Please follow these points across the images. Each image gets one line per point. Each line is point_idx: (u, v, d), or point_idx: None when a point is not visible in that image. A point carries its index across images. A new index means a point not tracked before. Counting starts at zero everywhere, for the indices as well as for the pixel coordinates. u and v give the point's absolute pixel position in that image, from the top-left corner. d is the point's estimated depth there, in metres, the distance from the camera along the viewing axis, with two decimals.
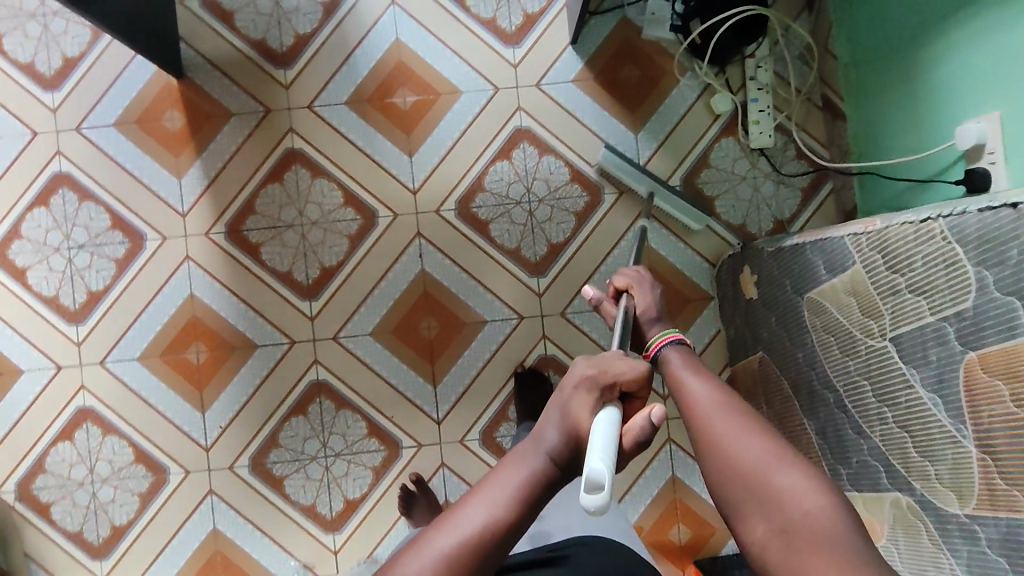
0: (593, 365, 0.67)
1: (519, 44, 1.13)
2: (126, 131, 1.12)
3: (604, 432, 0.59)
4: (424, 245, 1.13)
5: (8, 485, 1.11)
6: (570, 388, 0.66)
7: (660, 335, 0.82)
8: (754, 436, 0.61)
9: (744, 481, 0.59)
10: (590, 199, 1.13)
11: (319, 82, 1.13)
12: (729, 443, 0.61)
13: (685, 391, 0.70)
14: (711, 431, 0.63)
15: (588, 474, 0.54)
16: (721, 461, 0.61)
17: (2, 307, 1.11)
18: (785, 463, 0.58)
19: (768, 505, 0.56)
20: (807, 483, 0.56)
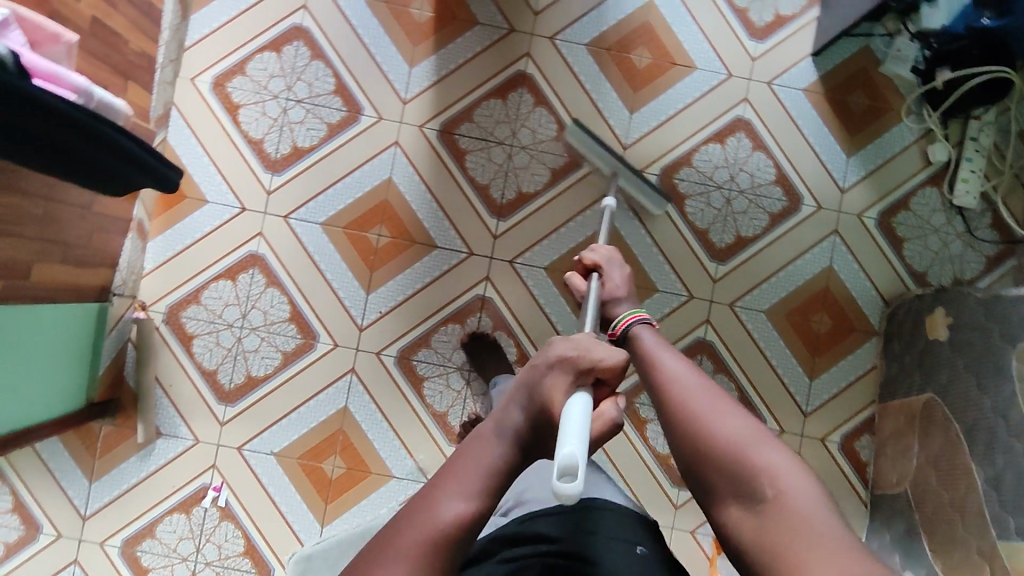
0: (573, 347, 0.66)
1: (763, 40, 1.15)
2: (373, 8, 1.14)
3: (579, 418, 0.58)
4: (620, 200, 1.15)
5: (158, 306, 1.11)
6: (545, 366, 0.65)
7: (627, 314, 0.86)
8: (733, 417, 0.64)
9: (724, 458, 0.61)
10: (788, 204, 1.15)
11: (567, 18, 1.15)
12: (711, 420, 0.64)
13: (661, 370, 0.72)
14: (694, 409, 0.66)
15: (561, 459, 0.53)
16: (700, 438, 0.63)
17: (206, 134, 1.12)
18: (762, 444, 0.61)
19: (745, 481, 0.59)
20: (784, 464, 0.59)
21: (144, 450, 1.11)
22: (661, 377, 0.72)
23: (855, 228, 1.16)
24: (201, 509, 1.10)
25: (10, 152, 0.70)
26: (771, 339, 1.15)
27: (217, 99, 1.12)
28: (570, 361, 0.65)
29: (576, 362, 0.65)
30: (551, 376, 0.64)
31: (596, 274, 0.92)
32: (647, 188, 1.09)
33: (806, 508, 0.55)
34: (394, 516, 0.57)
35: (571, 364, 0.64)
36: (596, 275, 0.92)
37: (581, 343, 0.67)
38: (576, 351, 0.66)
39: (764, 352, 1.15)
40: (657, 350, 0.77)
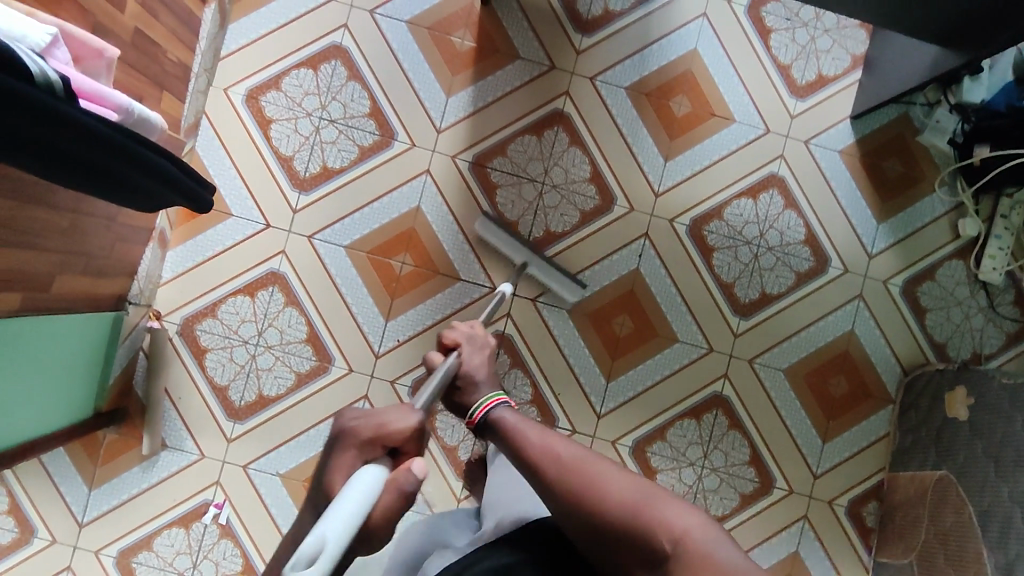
0: (360, 420, 0.63)
1: (804, 98, 1.15)
2: (415, 33, 1.12)
3: (354, 498, 0.54)
4: (647, 247, 1.14)
5: (173, 317, 1.10)
6: (333, 445, 0.63)
7: (487, 399, 0.77)
8: (614, 475, 0.59)
9: (619, 523, 0.55)
10: (815, 265, 1.15)
11: (610, 60, 1.14)
12: (589, 489, 0.58)
13: (526, 449, 0.65)
14: (569, 486, 0.59)
15: (311, 541, 0.49)
16: (590, 504, 0.57)
17: (236, 147, 1.11)
18: (653, 495, 0.56)
19: (644, 541, 0.53)
20: (681, 511, 0.54)
21: (148, 461, 1.10)
22: (526, 457, 0.65)
23: (880, 294, 1.16)
24: (200, 525, 1.10)
25: (55, 173, 0.68)
26: (786, 398, 1.15)
27: (250, 113, 1.11)
28: (353, 432, 0.62)
29: (360, 433, 0.62)
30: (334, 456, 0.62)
31: (453, 353, 0.85)
32: (558, 275, 1.08)
33: (706, 548, 0.51)
34: None
35: (355, 437, 0.61)
36: (453, 354, 0.85)
37: (376, 414, 0.63)
38: (363, 422, 0.62)
39: (780, 412, 1.14)
40: (517, 420, 0.71)
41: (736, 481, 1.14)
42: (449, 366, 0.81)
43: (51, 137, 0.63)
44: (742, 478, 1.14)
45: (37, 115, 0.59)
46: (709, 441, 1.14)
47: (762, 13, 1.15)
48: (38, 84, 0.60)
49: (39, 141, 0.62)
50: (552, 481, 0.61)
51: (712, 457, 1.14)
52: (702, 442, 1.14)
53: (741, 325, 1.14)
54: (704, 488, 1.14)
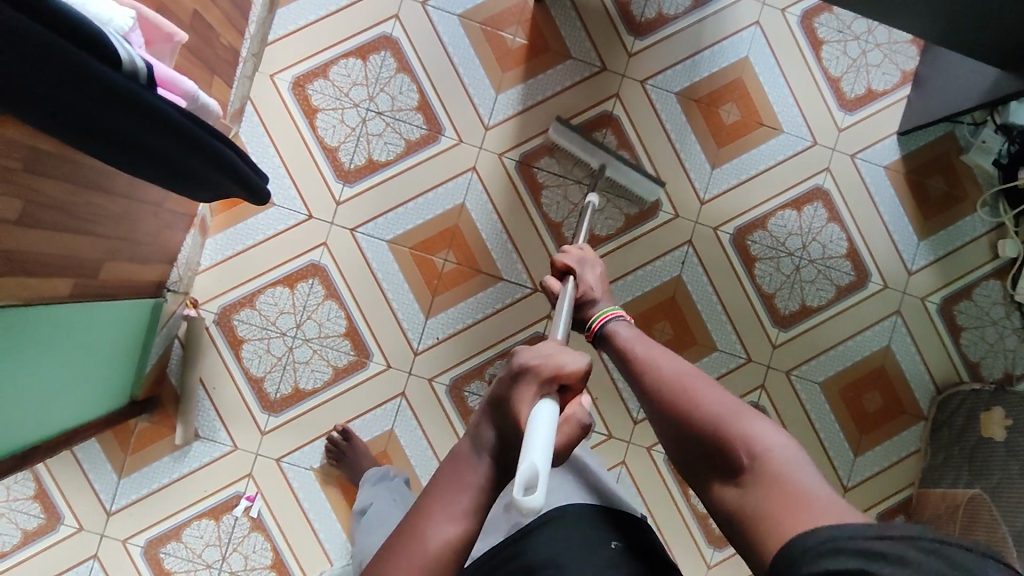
0: (537, 354, 0.55)
1: (852, 112, 1.15)
2: (467, 28, 1.11)
3: (546, 425, 0.49)
4: (690, 254, 1.14)
5: (210, 306, 1.08)
6: (509, 378, 0.55)
7: (601, 313, 0.86)
8: (714, 391, 0.62)
9: (707, 432, 0.58)
10: (855, 279, 1.15)
11: (662, 64, 1.13)
12: (688, 398, 0.62)
13: (645, 361, 0.71)
14: (672, 395, 0.64)
15: (525, 469, 0.44)
16: (681, 415, 0.62)
17: (280, 136, 1.08)
18: (744, 411, 0.59)
19: (725, 451, 0.56)
20: (768, 430, 0.56)
21: (180, 451, 1.08)
22: (643, 369, 0.71)
23: (917, 310, 1.16)
24: (231, 518, 1.08)
25: (119, 157, 0.66)
26: (821, 411, 1.15)
27: (296, 101, 1.09)
28: (534, 369, 0.54)
29: (541, 373, 0.54)
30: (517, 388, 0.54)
31: (571, 275, 0.90)
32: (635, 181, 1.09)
33: (785, 468, 0.52)
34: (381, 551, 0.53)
35: (537, 375, 0.53)
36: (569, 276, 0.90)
37: (551, 351, 0.56)
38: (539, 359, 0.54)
39: (814, 423, 1.15)
40: (630, 338, 0.78)
41: None
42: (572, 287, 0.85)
43: (123, 121, 0.61)
44: None
45: (115, 99, 0.58)
46: None
47: (815, 23, 1.14)
48: (119, 68, 0.58)
49: (110, 124, 0.60)
50: (660, 391, 0.66)
51: None
52: None
53: (780, 336, 1.15)
54: None
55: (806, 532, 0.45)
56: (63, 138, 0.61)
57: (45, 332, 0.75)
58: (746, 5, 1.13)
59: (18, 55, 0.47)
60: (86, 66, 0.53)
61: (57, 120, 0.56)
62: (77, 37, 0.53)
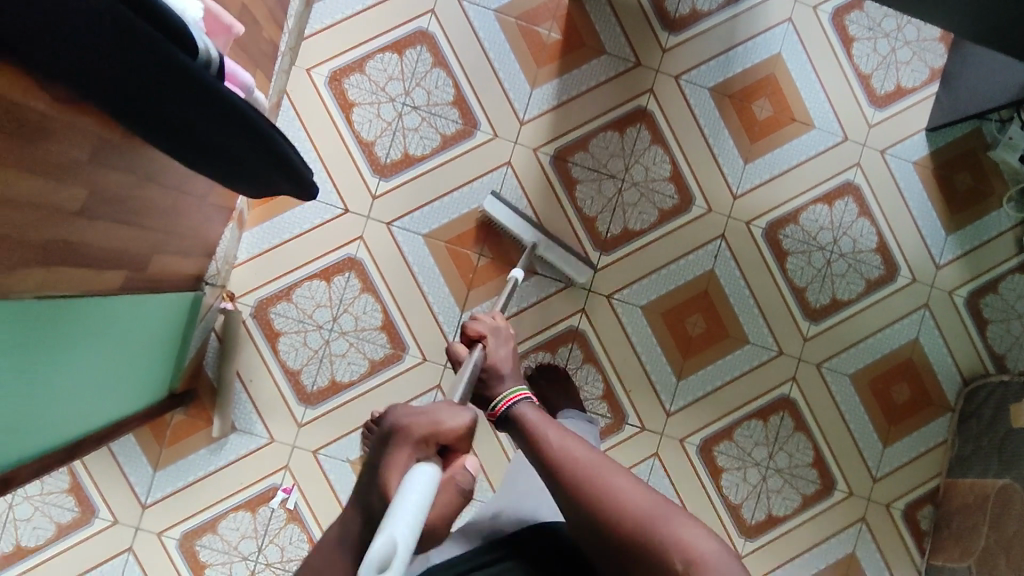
0: (414, 413, 0.55)
1: (882, 108, 1.16)
2: (503, 23, 1.11)
3: (412, 500, 0.46)
4: (722, 248, 1.15)
5: (248, 299, 1.08)
6: (382, 439, 0.55)
7: (509, 393, 0.77)
8: (631, 485, 0.59)
9: (635, 538, 0.56)
10: (884, 273, 1.16)
11: (695, 60, 1.14)
12: (611, 499, 0.58)
13: (545, 445, 0.65)
14: (586, 490, 0.59)
15: (380, 541, 0.43)
16: (606, 521, 0.57)
17: (317, 130, 1.09)
18: (669, 513, 0.57)
19: (662, 560, 0.54)
20: (692, 528, 0.56)
21: (216, 444, 1.08)
22: (544, 453, 0.64)
23: (945, 304, 1.18)
24: (267, 510, 1.08)
25: (185, 154, 0.66)
26: (851, 403, 1.17)
27: (333, 95, 1.09)
28: (407, 430, 0.53)
29: (415, 432, 0.53)
30: (387, 452, 0.53)
31: (479, 346, 0.83)
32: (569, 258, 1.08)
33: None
34: None
35: (409, 435, 0.53)
36: (477, 346, 0.83)
37: (430, 410, 0.55)
38: (416, 419, 0.54)
39: (844, 414, 1.17)
40: (535, 420, 0.69)
41: (799, 482, 1.15)
42: (479, 355, 0.81)
43: (194, 113, 0.60)
44: (804, 480, 1.15)
45: (190, 86, 0.57)
46: (774, 443, 1.15)
47: (846, 20, 1.15)
48: (195, 57, 0.58)
49: (182, 116, 0.60)
50: (572, 484, 0.60)
51: (776, 458, 1.15)
52: (768, 444, 1.15)
53: (810, 330, 1.16)
54: (768, 488, 1.15)
55: None
56: (130, 127, 0.61)
57: (89, 332, 0.74)
58: (778, 2, 1.14)
59: (102, 36, 0.48)
60: (169, 53, 0.53)
61: (127, 106, 0.56)
62: (160, 24, 0.53)
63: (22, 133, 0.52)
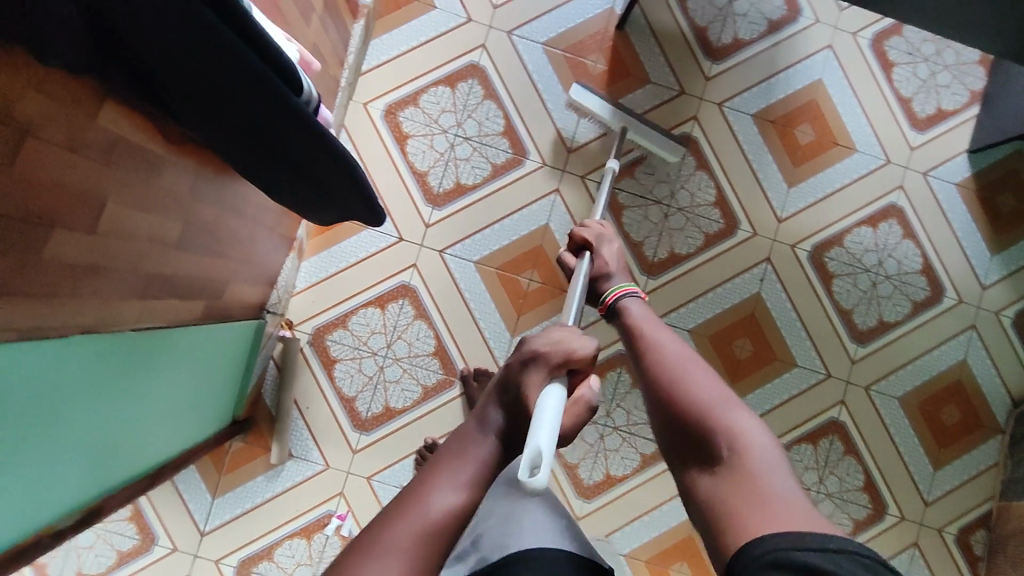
0: (548, 342, 0.70)
1: (924, 131, 1.18)
2: (551, 55, 1.14)
3: (550, 413, 0.57)
4: (768, 271, 1.16)
5: (305, 327, 1.11)
6: (519, 365, 0.68)
7: (616, 288, 0.87)
8: (708, 380, 0.67)
9: (694, 420, 0.64)
10: (930, 294, 1.17)
11: (738, 87, 1.16)
12: (683, 384, 0.67)
13: (641, 336, 0.77)
14: (665, 374, 0.70)
15: (529, 452, 0.52)
16: (673, 400, 0.67)
17: (372, 161, 1.12)
18: (733, 409, 0.64)
19: (710, 438, 0.62)
20: (750, 425, 0.62)
21: (273, 471, 1.10)
22: (638, 342, 0.76)
23: (993, 325, 1.17)
24: (322, 537, 1.09)
25: (267, 176, 0.65)
26: (900, 425, 1.17)
27: (388, 128, 1.12)
28: (547, 353, 0.68)
29: (552, 358, 0.68)
30: (528, 371, 0.67)
31: (586, 253, 0.90)
32: (657, 138, 1.06)
33: (758, 466, 0.58)
34: (383, 509, 0.58)
35: (547, 360, 0.68)
36: (586, 252, 0.90)
37: (562, 339, 0.70)
38: (552, 347, 0.69)
39: (894, 437, 1.17)
40: (643, 318, 0.80)
41: (850, 507, 1.15)
42: (588, 262, 0.88)
43: (285, 142, 0.58)
44: (856, 504, 1.15)
45: (293, 124, 0.55)
46: (825, 466, 1.15)
47: (886, 46, 1.18)
48: (301, 99, 0.56)
49: (278, 144, 0.59)
50: (654, 366, 0.72)
51: (827, 482, 1.15)
52: (818, 467, 1.15)
53: (858, 352, 1.16)
54: (819, 513, 1.15)
55: (759, 540, 0.51)
56: (221, 150, 0.60)
57: (174, 363, 0.76)
58: (820, 29, 1.17)
59: (220, 71, 0.46)
60: (285, 97, 0.52)
61: (213, 126, 0.54)
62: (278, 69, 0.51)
63: (133, 172, 0.54)
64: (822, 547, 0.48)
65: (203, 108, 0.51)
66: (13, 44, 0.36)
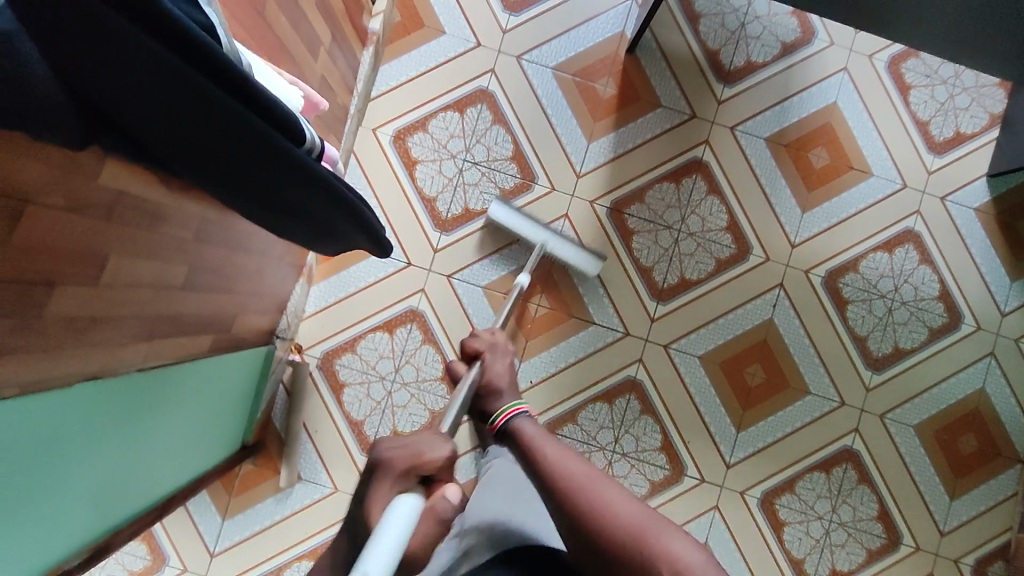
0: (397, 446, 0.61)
1: (941, 154, 1.15)
2: (561, 80, 1.14)
3: (393, 527, 0.50)
4: (781, 297, 1.14)
5: (315, 351, 1.11)
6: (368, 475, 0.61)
7: (506, 408, 0.77)
8: (622, 497, 0.57)
9: (623, 551, 0.53)
10: (948, 321, 1.15)
11: (750, 111, 1.15)
12: (598, 508, 0.56)
13: (537, 453, 0.64)
14: (572, 502, 0.58)
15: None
16: (598, 530, 0.55)
17: (381, 187, 1.12)
18: (659, 525, 0.55)
19: (651, 573, 0.52)
20: (684, 541, 0.53)
21: (282, 493, 1.11)
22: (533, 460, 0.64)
23: (1011, 353, 1.15)
24: None
25: (272, 220, 0.65)
26: (916, 454, 1.15)
27: (397, 153, 1.12)
28: (390, 463, 0.60)
29: (396, 465, 0.60)
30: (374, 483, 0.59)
31: (477, 363, 0.86)
32: (581, 254, 1.07)
33: None
34: None
35: (391, 470, 0.59)
36: (477, 361, 0.86)
37: (410, 442, 0.62)
38: (398, 451, 0.61)
39: (909, 466, 1.14)
40: (538, 436, 0.69)
41: (863, 536, 1.13)
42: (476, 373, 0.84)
43: (288, 190, 0.59)
44: (869, 534, 1.13)
45: (294, 174, 0.56)
46: (837, 495, 1.13)
47: (902, 68, 1.16)
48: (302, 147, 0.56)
49: (279, 191, 0.59)
50: (558, 494, 0.59)
51: (839, 510, 1.13)
52: (830, 496, 1.13)
53: (872, 379, 1.14)
54: (832, 542, 1.13)
55: None
56: (225, 201, 0.60)
57: (182, 398, 0.76)
58: (834, 52, 1.15)
59: (217, 131, 0.46)
60: (286, 152, 0.52)
61: (217, 180, 0.55)
62: (280, 126, 0.51)
63: (135, 223, 0.54)
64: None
65: (203, 164, 0.51)
66: (17, 133, 0.36)
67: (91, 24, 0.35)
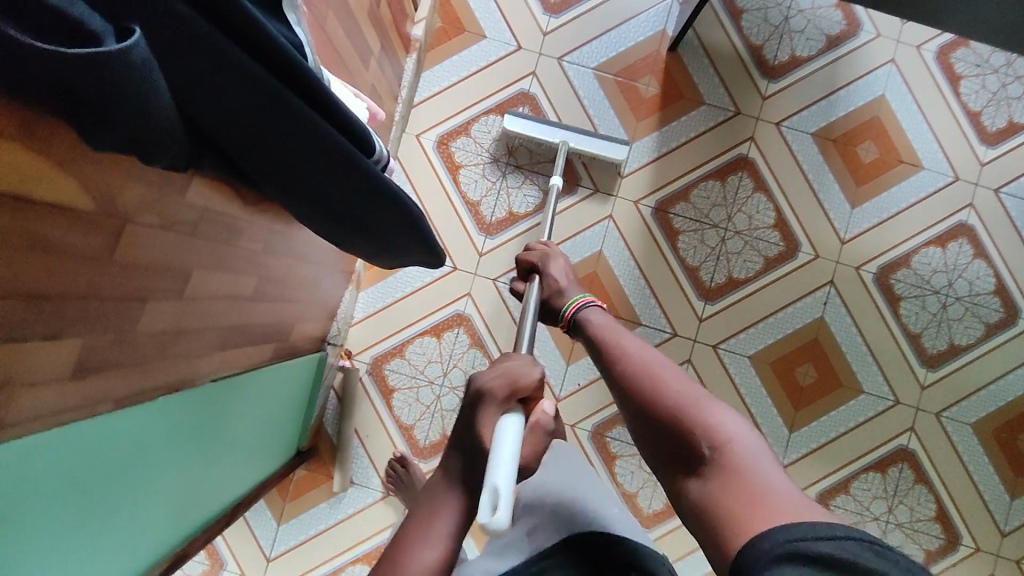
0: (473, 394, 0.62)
1: (994, 146, 1.13)
2: (603, 80, 1.13)
3: (509, 442, 0.51)
4: (831, 294, 1.12)
5: (364, 356, 1.12)
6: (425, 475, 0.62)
7: (573, 300, 0.81)
8: (682, 381, 0.61)
9: (672, 423, 0.58)
10: (1004, 316, 1.12)
11: (796, 106, 1.13)
12: (657, 388, 0.61)
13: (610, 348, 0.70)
14: (635, 383, 0.63)
15: (486, 492, 0.46)
16: (652, 403, 0.60)
17: (426, 192, 1.12)
18: (712, 405, 0.57)
19: (691, 439, 0.55)
20: (734, 420, 0.55)
21: (335, 498, 1.12)
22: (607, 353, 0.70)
23: None
24: None
25: (338, 231, 0.66)
26: (974, 452, 1.12)
27: (440, 159, 1.13)
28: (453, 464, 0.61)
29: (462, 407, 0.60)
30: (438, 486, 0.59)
31: (536, 277, 0.85)
32: (606, 144, 1.07)
33: (747, 462, 0.52)
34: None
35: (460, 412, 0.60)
36: (535, 277, 0.86)
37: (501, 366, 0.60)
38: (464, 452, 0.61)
39: (967, 465, 1.12)
40: (608, 330, 0.74)
41: (922, 538, 1.10)
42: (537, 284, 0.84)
43: (360, 204, 0.59)
44: (928, 535, 1.10)
45: (367, 190, 0.56)
46: (894, 496, 1.11)
47: (952, 58, 1.13)
48: (372, 159, 0.56)
49: (351, 206, 0.59)
50: (625, 377, 0.65)
51: (896, 512, 1.11)
52: (887, 497, 1.11)
53: (926, 376, 1.12)
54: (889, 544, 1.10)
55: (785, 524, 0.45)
56: (295, 213, 0.61)
57: (247, 406, 0.77)
58: (880, 44, 1.13)
59: (302, 148, 0.47)
60: (364, 170, 0.52)
61: (295, 195, 0.55)
62: (355, 140, 0.51)
63: (215, 237, 0.55)
64: (845, 535, 0.42)
65: (285, 181, 0.52)
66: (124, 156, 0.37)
67: (180, 38, 0.36)
